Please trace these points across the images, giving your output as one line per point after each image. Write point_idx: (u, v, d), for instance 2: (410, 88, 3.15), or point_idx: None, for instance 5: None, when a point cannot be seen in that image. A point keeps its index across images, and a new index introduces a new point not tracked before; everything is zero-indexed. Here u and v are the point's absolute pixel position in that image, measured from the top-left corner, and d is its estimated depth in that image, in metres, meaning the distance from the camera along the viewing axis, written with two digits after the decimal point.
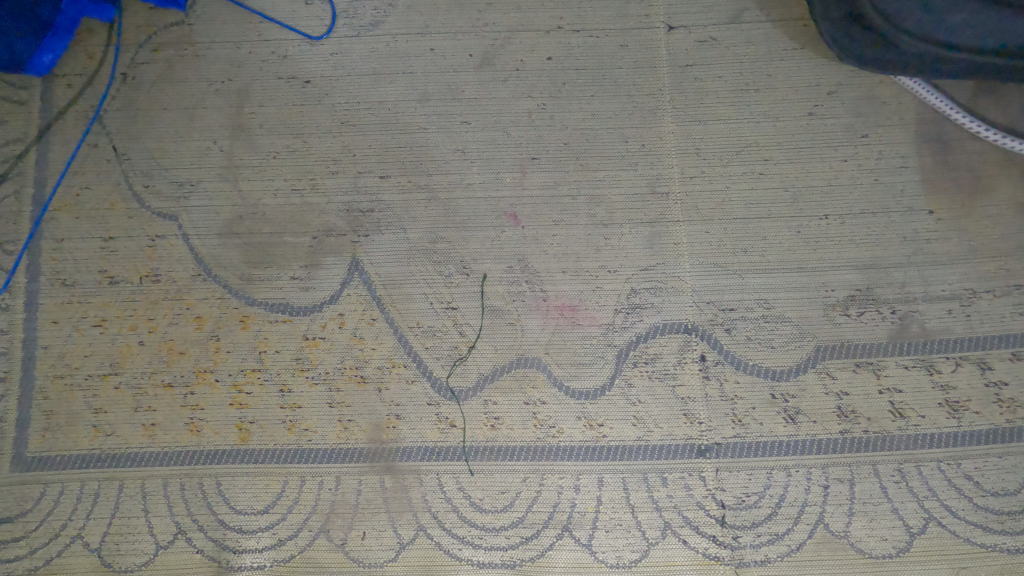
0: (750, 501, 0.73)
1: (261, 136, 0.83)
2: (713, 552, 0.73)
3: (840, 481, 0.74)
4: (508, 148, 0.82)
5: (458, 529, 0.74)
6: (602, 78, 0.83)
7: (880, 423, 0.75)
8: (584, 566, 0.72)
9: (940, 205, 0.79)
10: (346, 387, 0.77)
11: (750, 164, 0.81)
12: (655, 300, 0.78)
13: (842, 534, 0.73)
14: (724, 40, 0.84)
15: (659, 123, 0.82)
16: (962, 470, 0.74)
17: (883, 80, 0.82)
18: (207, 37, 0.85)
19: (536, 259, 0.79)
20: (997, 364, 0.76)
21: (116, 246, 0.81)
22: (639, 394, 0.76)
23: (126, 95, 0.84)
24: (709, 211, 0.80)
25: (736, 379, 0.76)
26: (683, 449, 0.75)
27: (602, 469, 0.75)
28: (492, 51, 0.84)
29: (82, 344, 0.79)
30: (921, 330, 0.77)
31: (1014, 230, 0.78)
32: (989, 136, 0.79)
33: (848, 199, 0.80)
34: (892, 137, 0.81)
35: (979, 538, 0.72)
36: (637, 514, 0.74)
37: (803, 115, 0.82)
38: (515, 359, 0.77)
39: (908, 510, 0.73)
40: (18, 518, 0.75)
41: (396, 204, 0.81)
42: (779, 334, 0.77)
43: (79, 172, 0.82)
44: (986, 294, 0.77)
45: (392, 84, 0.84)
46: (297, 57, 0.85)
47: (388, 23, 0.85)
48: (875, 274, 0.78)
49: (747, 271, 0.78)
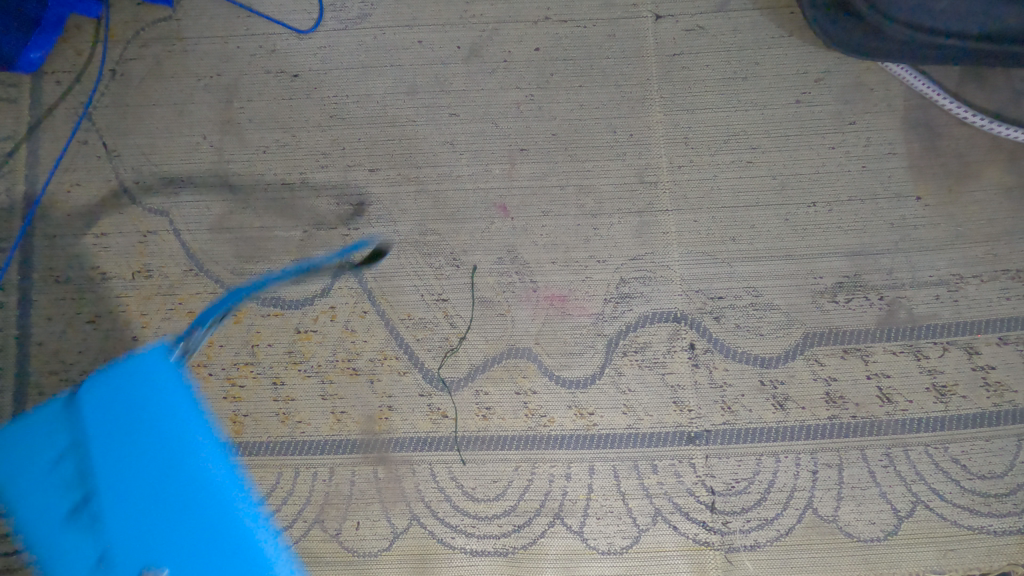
0: (739, 487, 0.74)
1: (250, 131, 0.83)
2: (703, 537, 0.73)
3: (829, 466, 0.75)
4: (497, 140, 0.82)
5: (451, 518, 0.74)
6: (590, 68, 0.83)
7: (868, 408, 0.76)
8: (576, 553, 0.73)
9: (928, 190, 0.79)
10: (338, 379, 0.78)
11: (738, 152, 0.81)
12: (644, 289, 0.78)
13: (831, 518, 0.73)
14: (712, 29, 0.84)
15: (647, 113, 0.82)
16: (949, 454, 0.74)
17: (870, 67, 0.82)
18: (195, 32, 0.85)
19: (526, 250, 0.80)
20: (985, 348, 0.76)
21: (108, 242, 0.81)
22: (630, 382, 0.77)
23: (115, 91, 0.84)
24: (697, 200, 0.80)
25: (725, 366, 0.77)
26: (672, 436, 0.75)
27: (593, 458, 0.75)
28: (480, 43, 0.84)
29: (76, 340, 0.79)
30: (908, 315, 0.77)
31: (1002, 215, 0.78)
32: (977, 122, 0.79)
33: (836, 186, 0.80)
34: (879, 124, 0.81)
35: (967, 520, 0.73)
36: (628, 501, 0.74)
37: (791, 103, 0.82)
38: (506, 349, 0.78)
39: (896, 494, 0.74)
40: None
41: (386, 197, 0.81)
42: (767, 321, 0.77)
43: (69, 169, 0.83)
44: (973, 279, 0.77)
45: (381, 77, 0.84)
46: (285, 51, 0.85)
47: (376, 16, 0.85)
48: (862, 261, 0.78)
49: (736, 260, 0.79)
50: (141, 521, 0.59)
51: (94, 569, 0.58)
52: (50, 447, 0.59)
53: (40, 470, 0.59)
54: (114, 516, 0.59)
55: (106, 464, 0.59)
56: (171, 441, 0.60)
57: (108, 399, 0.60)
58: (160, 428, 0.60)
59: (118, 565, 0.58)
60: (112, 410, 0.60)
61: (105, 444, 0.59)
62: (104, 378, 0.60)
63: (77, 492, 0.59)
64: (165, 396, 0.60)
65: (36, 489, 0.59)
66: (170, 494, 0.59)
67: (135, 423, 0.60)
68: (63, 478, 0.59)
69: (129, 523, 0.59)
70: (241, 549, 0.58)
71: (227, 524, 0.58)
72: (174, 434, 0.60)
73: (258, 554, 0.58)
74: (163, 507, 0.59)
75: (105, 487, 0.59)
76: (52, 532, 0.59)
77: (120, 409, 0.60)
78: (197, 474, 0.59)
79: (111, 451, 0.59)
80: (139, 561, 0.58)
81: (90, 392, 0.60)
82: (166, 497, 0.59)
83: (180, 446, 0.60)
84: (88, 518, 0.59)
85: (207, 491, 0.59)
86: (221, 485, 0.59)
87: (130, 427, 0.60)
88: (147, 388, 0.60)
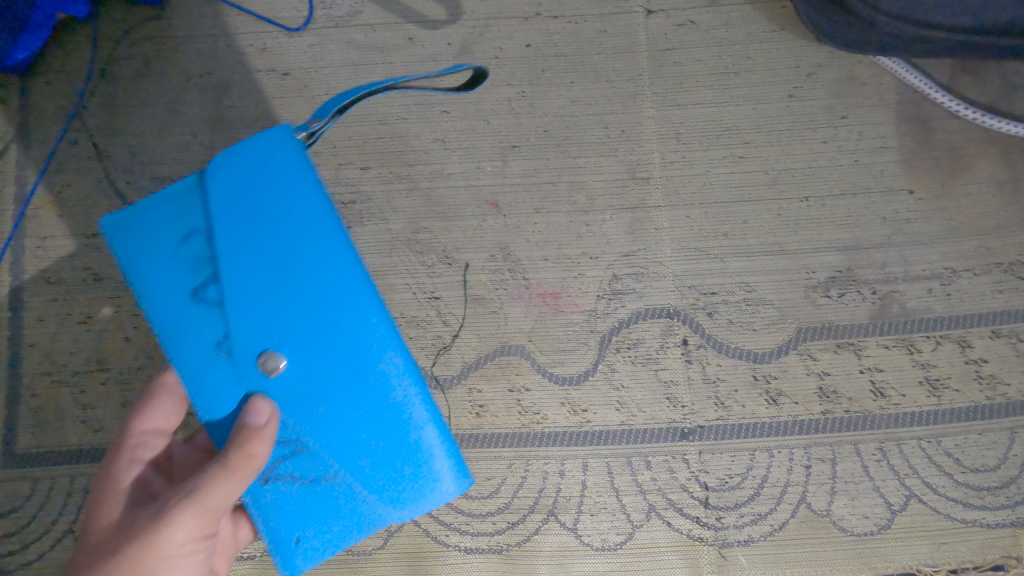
0: (733, 483, 0.74)
1: (241, 129, 0.83)
2: (696, 533, 0.74)
3: (822, 460, 0.75)
4: (489, 137, 0.82)
5: (445, 515, 0.75)
6: (582, 64, 0.83)
7: (861, 403, 0.76)
8: (570, 550, 0.73)
9: (920, 184, 0.79)
10: None
11: (730, 147, 0.81)
12: (636, 286, 0.78)
13: (825, 512, 0.74)
14: (703, 24, 0.83)
15: (639, 109, 0.82)
16: (942, 447, 0.74)
17: (863, 61, 0.82)
18: (184, 31, 0.85)
19: (518, 247, 0.80)
20: (978, 342, 0.76)
21: (99, 242, 0.81)
22: (623, 379, 0.77)
23: (105, 91, 0.84)
24: (689, 195, 0.80)
25: (718, 362, 0.77)
26: (665, 432, 0.75)
27: (586, 454, 0.75)
28: (471, 40, 0.84)
29: (68, 340, 0.79)
30: (901, 309, 0.77)
31: (995, 208, 0.78)
32: (971, 116, 0.79)
33: (828, 181, 0.80)
34: (872, 118, 0.81)
35: (960, 514, 0.73)
36: (622, 498, 0.74)
37: (783, 98, 0.82)
38: (500, 346, 0.78)
39: (889, 488, 0.74)
40: (9, 514, 0.76)
41: (378, 195, 0.81)
42: (760, 317, 0.77)
43: (59, 169, 0.82)
44: (966, 273, 0.77)
45: (371, 74, 0.84)
46: (276, 49, 0.84)
47: (366, 14, 0.85)
48: (855, 255, 0.78)
49: (728, 255, 0.79)
50: (267, 302, 0.56)
51: (218, 349, 0.56)
52: (177, 230, 0.57)
53: (172, 255, 0.57)
54: (235, 296, 0.56)
55: (230, 245, 0.56)
56: (308, 233, 0.56)
57: (237, 184, 0.57)
58: (287, 215, 0.56)
59: (241, 351, 0.55)
60: (235, 200, 0.56)
61: (231, 227, 0.56)
62: (241, 154, 0.57)
63: (202, 270, 0.56)
64: (296, 177, 0.57)
65: (167, 272, 0.57)
66: (299, 272, 0.56)
67: (273, 202, 0.56)
68: (190, 257, 0.56)
69: (253, 305, 0.55)
70: (355, 341, 0.56)
71: (345, 319, 0.56)
72: (293, 216, 0.56)
73: (373, 343, 0.56)
74: (289, 292, 0.56)
75: (231, 263, 0.56)
76: (182, 309, 0.56)
77: (252, 189, 0.56)
78: (318, 263, 0.56)
79: (245, 230, 0.56)
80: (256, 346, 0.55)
81: (221, 170, 0.56)
82: (301, 283, 0.56)
83: (304, 232, 0.56)
84: (213, 296, 0.56)
85: (328, 280, 0.56)
86: (338, 272, 0.56)
87: (260, 207, 0.56)
88: (280, 171, 0.57)
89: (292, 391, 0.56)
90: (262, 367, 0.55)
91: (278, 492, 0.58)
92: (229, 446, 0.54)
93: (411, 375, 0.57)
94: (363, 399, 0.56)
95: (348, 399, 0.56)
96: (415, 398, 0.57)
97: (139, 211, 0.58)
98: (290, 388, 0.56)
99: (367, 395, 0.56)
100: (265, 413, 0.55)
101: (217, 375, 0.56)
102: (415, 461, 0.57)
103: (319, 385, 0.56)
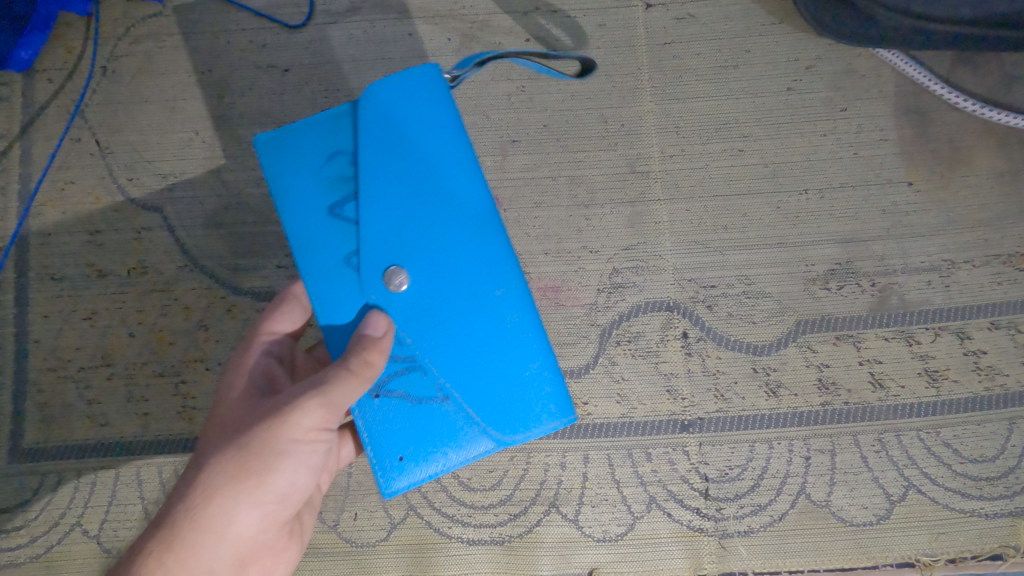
0: (733, 474, 0.75)
1: (243, 126, 0.83)
2: (696, 524, 0.74)
3: (821, 451, 0.75)
4: (489, 132, 0.82)
5: (447, 507, 0.75)
6: (581, 59, 0.83)
7: (860, 394, 0.76)
8: (572, 541, 0.74)
9: (919, 176, 0.79)
10: None
11: (730, 141, 0.81)
12: (636, 279, 0.79)
13: (824, 503, 0.74)
14: (702, 17, 0.83)
15: (638, 102, 0.82)
16: (941, 438, 0.75)
17: (862, 53, 0.82)
18: (185, 28, 0.85)
19: (519, 241, 0.80)
20: (976, 333, 0.77)
21: (102, 239, 0.81)
22: (623, 371, 0.77)
23: (106, 88, 0.84)
24: (689, 189, 0.80)
25: (718, 355, 0.77)
26: (665, 424, 0.76)
27: (587, 447, 0.76)
28: (470, 35, 0.84)
29: (73, 336, 0.80)
30: (900, 301, 0.77)
31: (994, 200, 0.78)
32: (968, 106, 0.79)
33: (827, 174, 0.80)
34: (871, 111, 0.81)
35: (958, 504, 0.73)
36: (622, 489, 0.75)
37: (782, 90, 0.82)
38: None
39: (888, 479, 0.74)
40: (17, 508, 0.77)
41: None
42: (759, 310, 0.78)
43: (63, 166, 0.83)
44: (965, 264, 0.77)
45: (372, 70, 0.84)
46: (276, 45, 0.85)
47: (366, 9, 0.85)
48: (854, 248, 0.79)
49: (728, 248, 0.79)
50: (400, 223, 0.59)
51: (347, 263, 0.59)
52: (324, 150, 0.60)
53: (313, 171, 0.60)
54: (369, 214, 0.59)
55: (371, 166, 0.59)
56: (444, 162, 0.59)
57: (386, 107, 0.59)
58: (428, 144, 0.60)
59: (369, 266, 0.58)
60: (381, 122, 0.59)
61: (374, 150, 0.59)
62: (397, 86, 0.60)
63: (341, 188, 0.60)
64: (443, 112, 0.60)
65: (307, 187, 0.60)
66: (432, 198, 0.59)
67: (418, 130, 0.59)
68: (334, 176, 0.60)
69: (385, 225, 0.59)
70: (477, 269, 0.60)
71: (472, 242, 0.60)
72: (430, 146, 0.60)
73: (497, 271, 0.60)
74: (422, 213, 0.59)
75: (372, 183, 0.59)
76: (317, 221, 0.60)
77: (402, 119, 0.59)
78: (454, 192, 0.60)
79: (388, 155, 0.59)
80: (383, 264, 0.58)
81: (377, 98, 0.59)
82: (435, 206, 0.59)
83: (443, 163, 0.60)
84: (349, 213, 0.59)
85: (458, 208, 0.60)
86: (469, 202, 0.60)
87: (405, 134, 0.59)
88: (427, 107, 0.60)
89: (414, 309, 0.59)
90: (387, 281, 0.58)
91: (384, 409, 0.60)
92: (352, 348, 0.56)
93: (522, 308, 0.60)
94: (483, 324, 0.60)
95: (466, 321, 0.59)
96: (528, 332, 0.61)
97: (290, 129, 0.61)
98: (414, 304, 0.59)
99: (483, 320, 0.60)
100: (382, 326, 0.58)
101: (343, 287, 0.59)
102: (521, 389, 0.60)
103: (438, 306, 0.59)
